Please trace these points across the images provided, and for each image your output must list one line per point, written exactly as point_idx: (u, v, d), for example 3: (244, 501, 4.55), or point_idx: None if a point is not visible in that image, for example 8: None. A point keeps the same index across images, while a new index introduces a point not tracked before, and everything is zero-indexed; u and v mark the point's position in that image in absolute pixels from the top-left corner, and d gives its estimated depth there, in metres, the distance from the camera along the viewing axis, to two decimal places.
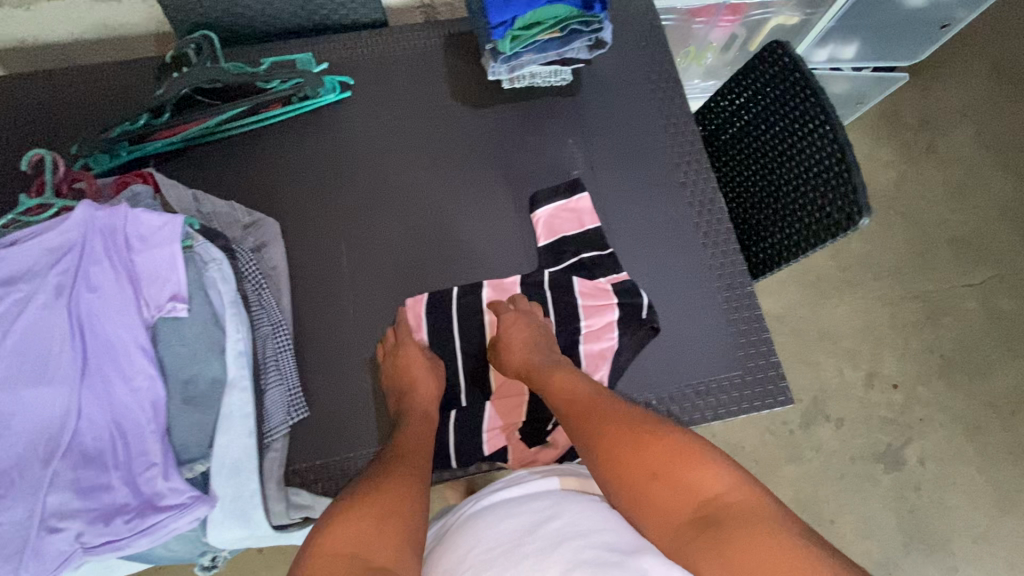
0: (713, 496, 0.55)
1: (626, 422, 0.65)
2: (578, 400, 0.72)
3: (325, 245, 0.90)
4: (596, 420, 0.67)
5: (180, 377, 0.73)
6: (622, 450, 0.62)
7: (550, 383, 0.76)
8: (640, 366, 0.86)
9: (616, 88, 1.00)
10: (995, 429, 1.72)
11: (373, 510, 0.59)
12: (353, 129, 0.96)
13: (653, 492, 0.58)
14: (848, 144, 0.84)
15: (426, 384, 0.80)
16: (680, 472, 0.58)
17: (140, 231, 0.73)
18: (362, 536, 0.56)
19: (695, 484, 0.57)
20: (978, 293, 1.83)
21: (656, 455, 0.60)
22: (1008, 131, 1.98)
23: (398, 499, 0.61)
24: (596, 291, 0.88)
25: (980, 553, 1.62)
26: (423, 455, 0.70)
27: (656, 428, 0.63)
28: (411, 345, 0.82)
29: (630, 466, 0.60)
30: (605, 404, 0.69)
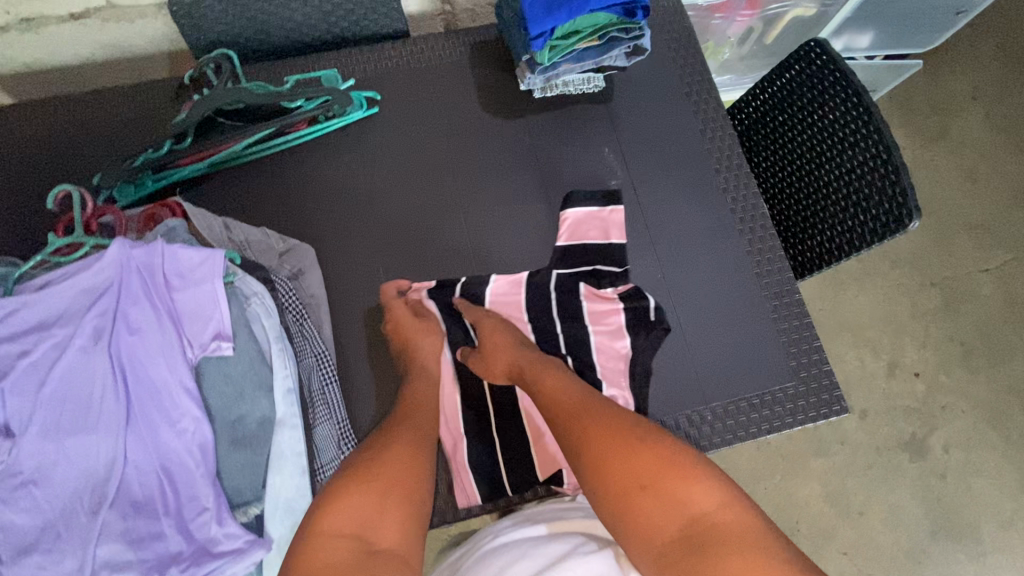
0: (701, 515, 0.56)
1: (616, 428, 0.64)
2: (567, 400, 0.71)
3: (361, 268, 0.87)
4: (585, 423, 0.66)
5: (229, 418, 0.70)
6: (613, 459, 0.62)
7: (541, 380, 0.75)
8: (693, 381, 0.85)
9: (649, 92, 0.97)
10: (1016, 414, 1.73)
11: (374, 491, 0.60)
12: (382, 145, 0.93)
13: (643, 507, 0.58)
14: (895, 146, 0.82)
15: (422, 347, 0.81)
16: (671, 486, 0.58)
17: (179, 268, 0.70)
18: (362, 516, 0.57)
19: (686, 501, 0.57)
20: (995, 278, 1.83)
21: (646, 467, 0.60)
22: (1018, 113, 1.98)
23: (398, 475, 0.62)
24: (600, 298, 0.87)
25: (1007, 537, 1.63)
26: (424, 426, 0.71)
27: (648, 437, 0.63)
28: (399, 306, 0.82)
29: (619, 479, 0.60)
30: (595, 406, 0.68)
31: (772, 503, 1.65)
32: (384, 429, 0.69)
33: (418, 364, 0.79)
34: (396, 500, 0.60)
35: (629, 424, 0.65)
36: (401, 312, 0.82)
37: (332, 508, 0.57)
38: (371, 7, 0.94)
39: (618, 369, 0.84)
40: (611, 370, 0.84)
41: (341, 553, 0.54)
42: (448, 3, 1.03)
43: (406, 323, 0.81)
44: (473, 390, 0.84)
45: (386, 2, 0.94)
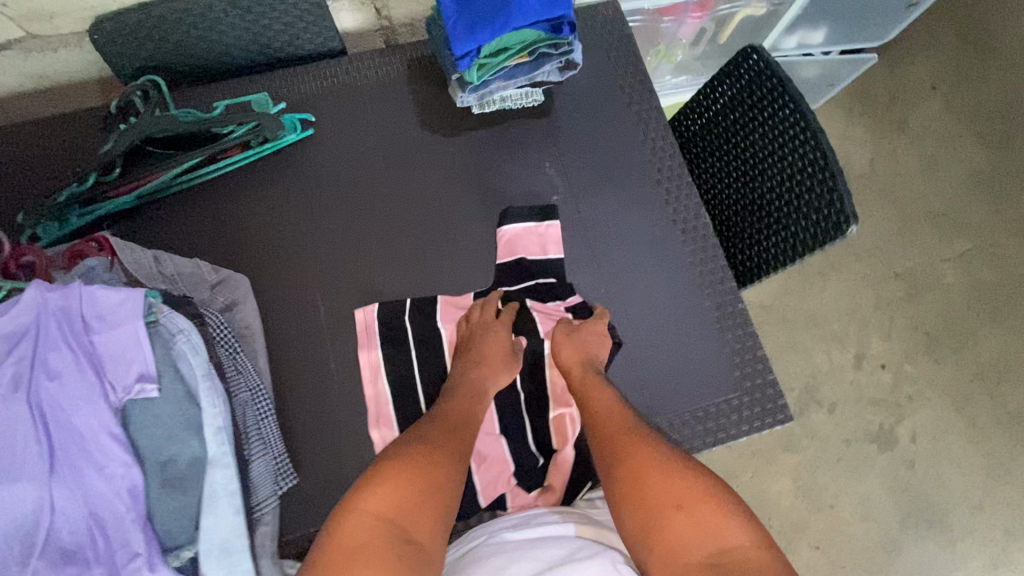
0: (730, 547, 0.57)
1: (657, 451, 0.67)
2: (610, 418, 0.74)
3: (298, 296, 0.85)
4: (628, 440, 0.70)
5: (158, 459, 0.69)
6: (650, 477, 0.64)
7: (589, 394, 0.77)
8: (637, 397, 0.84)
9: (589, 104, 0.97)
10: (982, 400, 1.75)
11: (418, 482, 0.62)
12: (317, 168, 0.91)
13: (673, 526, 0.60)
14: (830, 151, 0.82)
15: (500, 360, 0.81)
16: (705, 511, 0.60)
17: (98, 309, 0.68)
18: (403, 505, 0.60)
19: (718, 529, 0.59)
20: (958, 266, 1.85)
21: (680, 489, 0.62)
22: (977, 100, 1.99)
23: (441, 477, 0.64)
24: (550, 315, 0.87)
25: (976, 522, 1.65)
26: (469, 432, 0.73)
27: (688, 465, 0.65)
28: (499, 329, 0.83)
29: (654, 496, 0.63)
30: (638, 429, 0.71)
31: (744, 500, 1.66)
32: (435, 427, 0.71)
33: (486, 375, 0.79)
34: (435, 498, 0.62)
35: (670, 451, 0.68)
36: (497, 328, 0.82)
37: (373, 490, 0.60)
38: (302, 26, 0.92)
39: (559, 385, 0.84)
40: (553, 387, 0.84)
41: (382, 535, 0.57)
42: (385, 18, 1.01)
43: (494, 339, 0.81)
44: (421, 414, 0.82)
45: (317, 21, 0.92)
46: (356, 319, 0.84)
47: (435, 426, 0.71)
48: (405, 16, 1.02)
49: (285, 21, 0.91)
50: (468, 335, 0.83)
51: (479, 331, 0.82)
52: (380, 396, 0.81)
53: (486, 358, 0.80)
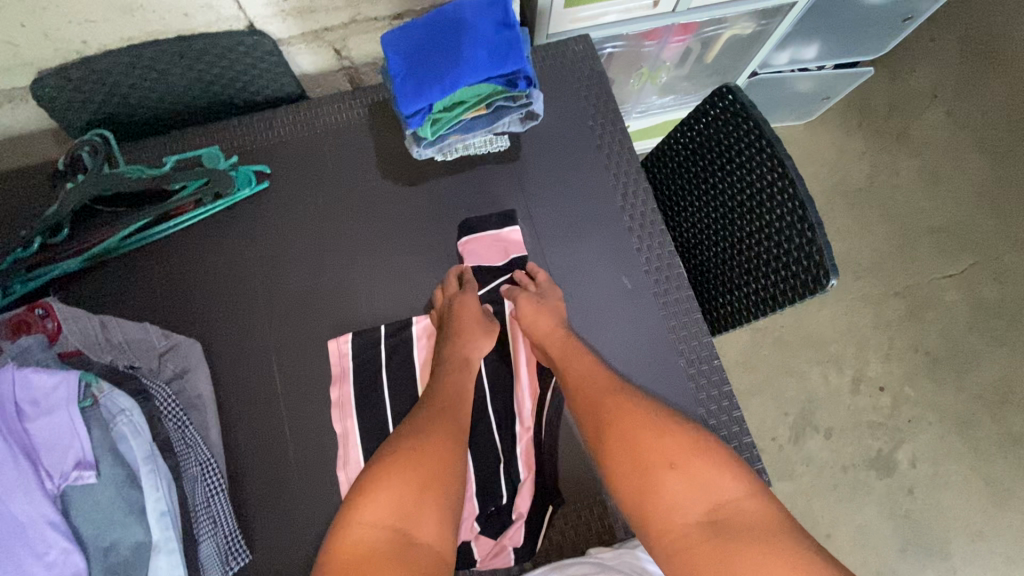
0: (724, 500, 0.63)
1: (644, 413, 0.70)
2: (593, 385, 0.74)
3: (253, 360, 0.82)
4: (614, 405, 0.71)
5: (99, 546, 0.63)
6: (642, 441, 0.67)
7: (568, 358, 0.77)
8: None
9: (559, 147, 0.93)
10: (985, 422, 1.70)
11: (415, 479, 0.64)
12: (273, 223, 0.87)
13: (670, 485, 0.64)
14: (808, 202, 0.79)
15: (476, 328, 0.79)
16: (697, 469, 0.64)
17: (32, 394, 0.65)
18: (403, 505, 0.62)
19: (712, 484, 0.64)
20: (960, 283, 1.79)
21: (673, 448, 0.66)
22: (980, 109, 1.93)
23: (439, 468, 0.65)
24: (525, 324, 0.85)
25: (977, 551, 1.61)
26: (462, 409, 0.73)
27: (675, 425, 0.68)
28: (468, 296, 0.81)
29: (647, 458, 0.66)
30: (622, 391, 0.73)
31: None
32: (426, 412, 0.71)
33: (466, 346, 0.78)
34: (435, 491, 0.64)
35: (655, 412, 0.70)
36: (467, 300, 0.80)
37: (373, 495, 0.62)
38: (256, 72, 0.88)
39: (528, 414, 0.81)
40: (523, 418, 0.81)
41: (388, 541, 0.59)
42: (346, 58, 0.97)
43: (468, 312, 0.79)
44: None
45: (271, 68, 0.88)
46: (329, 350, 0.82)
47: (426, 411, 0.72)
48: (367, 56, 0.98)
49: (238, 69, 0.87)
50: (440, 313, 0.81)
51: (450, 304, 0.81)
52: (349, 433, 0.78)
53: (463, 330, 0.79)
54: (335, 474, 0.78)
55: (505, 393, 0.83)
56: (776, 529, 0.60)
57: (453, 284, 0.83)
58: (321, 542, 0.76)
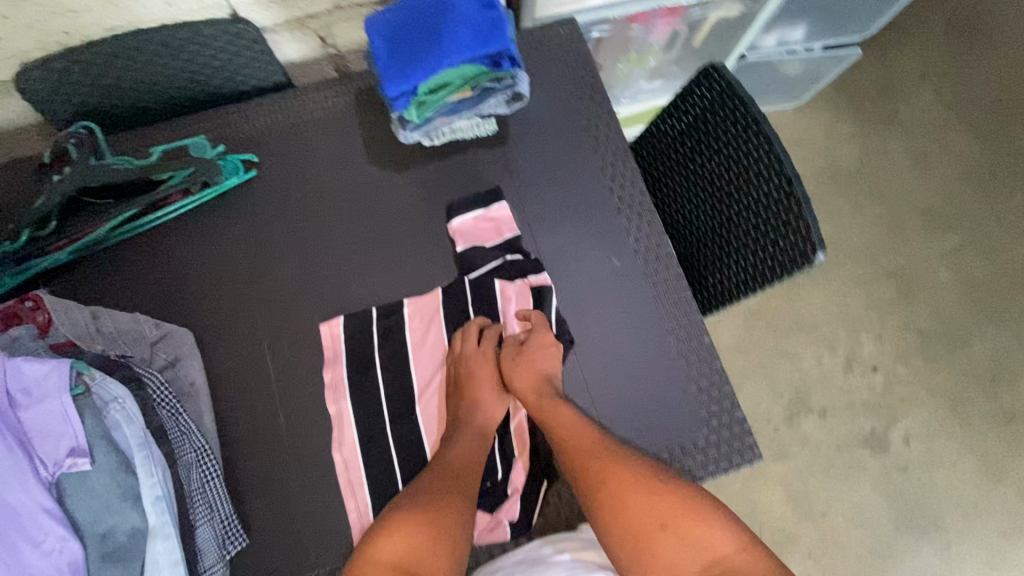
0: (721, 555, 0.62)
1: (632, 473, 0.68)
2: (583, 444, 0.72)
3: (244, 347, 0.82)
4: (603, 467, 0.69)
5: (98, 532, 0.65)
6: (631, 502, 0.66)
7: (555, 418, 0.75)
8: (606, 410, 0.82)
9: (546, 129, 0.93)
10: (977, 399, 1.72)
11: (423, 538, 0.64)
12: (262, 210, 0.87)
13: (665, 548, 0.63)
14: (795, 178, 0.80)
15: (494, 396, 0.79)
16: (691, 527, 0.64)
17: (23, 383, 0.65)
18: (413, 553, 0.62)
19: (705, 542, 0.63)
20: (949, 262, 1.81)
21: (664, 507, 0.65)
22: (968, 89, 1.94)
23: (449, 524, 0.65)
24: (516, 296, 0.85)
25: (971, 525, 1.63)
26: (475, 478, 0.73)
27: (661, 481, 0.68)
28: (487, 360, 0.80)
29: (638, 521, 0.65)
30: (611, 450, 0.71)
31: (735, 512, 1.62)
32: (439, 475, 0.71)
33: (483, 415, 0.78)
34: (444, 544, 0.64)
35: (643, 468, 0.69)
36: (483, 362, 0.80)
37: (381, 548, 0.62)
38: (241, 61, 0.88)
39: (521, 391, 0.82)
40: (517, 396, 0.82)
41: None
42: (331, 46, 0.97)
43: (483, 374, 0.79)
44: (378, 468, 0.78)
45: (256, 56, 0.88)
46: (321, 333, 0.82)
47: (440, 473, 0.71)
48: (352, 43, 0.98)
49: (223, 58, 0.87)
50: (458, 369, 0.80)
51: (469, 364, 0.80)
52: (344, 414, 0.79)
53: (480, 396, 0.78)
54: (332, 457, 0.78)
55: None
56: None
57: (475, 339, 0.82)
58: (317, 526, 0.76)
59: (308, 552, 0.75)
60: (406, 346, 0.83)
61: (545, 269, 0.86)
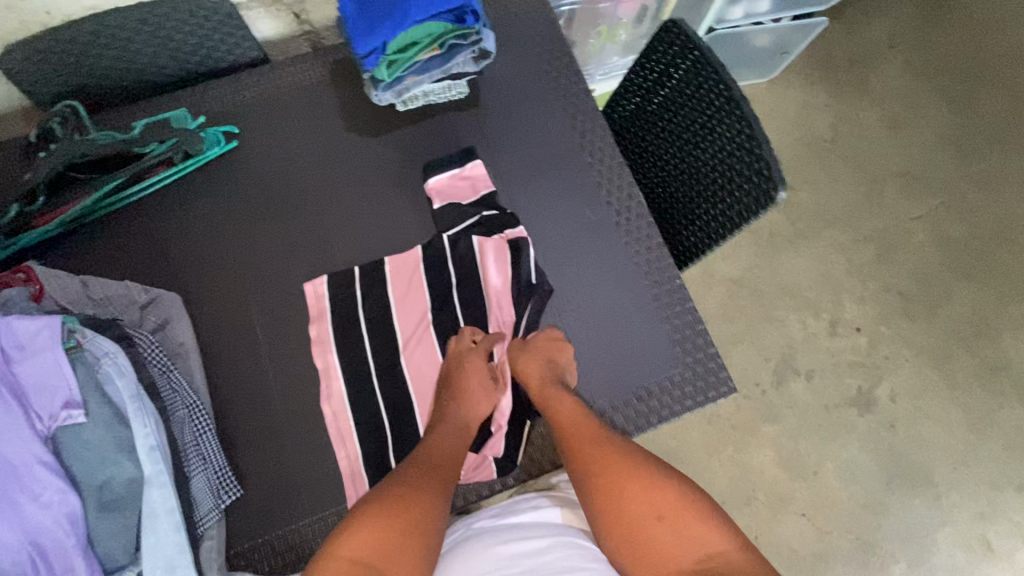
0: (713, 551, 0.62)
1: (632, 461, 0.69)
2: (583, 433, 0.73)
3: (230, 308, 0.84)
4: (601, 454, 0.70)
5: (95, 483, 0.68)
6: (631, 495, 0.66)
7: (557, 407, 0.77)
8: (585, 355, 0.85)
9: (516, 91, 0.96)
10: (960, 355, 1.75)
11: (398, 521, 0.62)
12: (243, 179, 0.90)
13: (656, 535, 0.63)
14: (755, 120, 0.83)
15: (479, 396, 0.79)
16: (686, 521, 0.63)
17: (17, 340, 0.67)
18: (381, 549, 0.59)
19: (701, 538, 0.62)
20: (927, 224, 1.84)
21: (660, 498, 0.65)
22: (936, 56, 1.99)
23: (423, 517, 0.63)
24: (494, 248, 0.86)
25: (959, 478, 1.66)
26: (452, 472, 0.72)
27: (663, 474, 0.67)
28: (477, 359, 0.80)
29: (636, 510, 0.65)
30: (611, 439, 0.72)
31: (728, 476, 1.64)
32: (416, 466, 0.70)
33: (466, 415, 0.78)
34: (416, 540, 0.61)
35: (642, 461, 0.69)
36: (477, 362, 0.80)
37: (354, 531, 0.60)
38: (218, 38, 0.91)
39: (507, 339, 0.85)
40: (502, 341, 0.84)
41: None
42: (306, 23, 1.00)
43: (473, 375, 0.79)
44: (366, 416, 0.81)
45: (233, 32, 0.91)
46: (305, 292, 0.84)
47: (417, 464, 0.71)
48: (326, 19, 1.01)
49: (200, 35, 0.90)
50: (447, 368, 0.81)
51: (459, 362, 0.80)
52: (331, 367, 0.82)
53: (467, 397, 0.79)
54: (321, 409, 0.81)
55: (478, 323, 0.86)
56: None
57: (468, 342, 0.82)
58: (308, 473, 0.79)
59: (301, 499, 0.78)
60: (387, 301, 0.85)
61: (520, 222, 0.89)
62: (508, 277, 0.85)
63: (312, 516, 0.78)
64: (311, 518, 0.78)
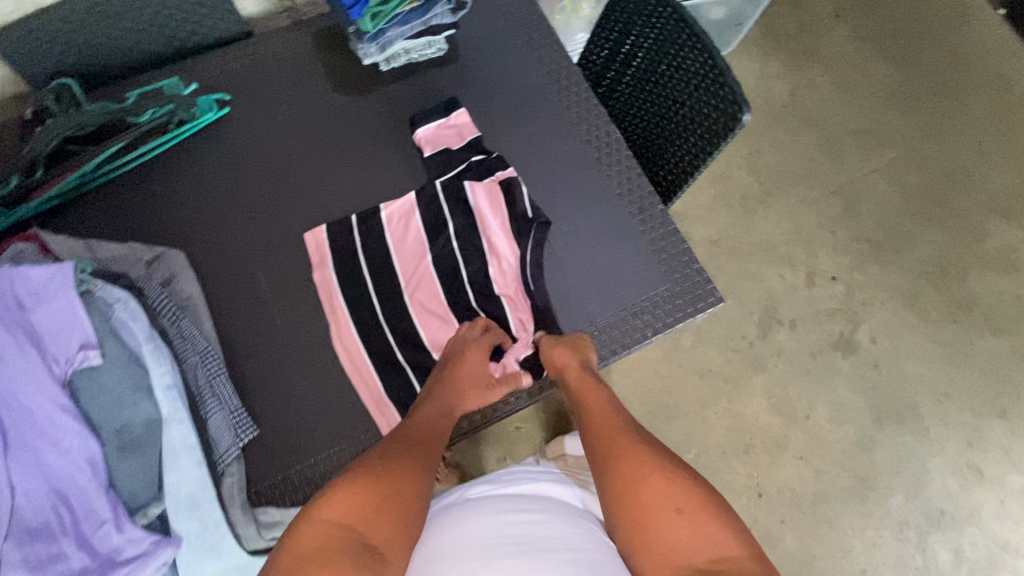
0: (723, 555, 0.61)
1: (659, 454, 0.69)
2: (605, 421, 0.75)
3: (236, 263, 0.87)
4: (626, 439, 0.72)
5: (113, 427, 0.69)
6: (649, 481, 0.67)
7: (580, 395, 0.79)
8: (578, 281, 0.89)
9: (493, 47, 1.02)
10: (931, 294, 1.84)
11: (377, 490, 0.64)
12: (239, 142, 0.93)
13: (669, 528, 0.64)
14: (716, 50, 0.90)
15: (472, 389, 0.80)
16: (701, 519, 0.63)
17: (29, 287, 0.68)
18: (362, 512, 0.61)
19: (715, 539, 0.62)
20: (887, 175, 1.95)
21: (677, 492, 0.65)
22: (879, 21, 2.12)
23: (404, 489, 0.65)
24: (488, 189, 0.91)
25: (944, 409, 1.72)
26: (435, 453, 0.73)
27: (683, 472, 0.68)
28: (475, 351, 0.81)
29: (652, 500, 0.66)
30: (636, 431, 0.73)
31: (725, 426, 1.69)
32: (404, 443, 0.71)
33: (457, 402, 0.79)
34: (393, 509, 0.63)
35: (662, 454, 0.69)
36: (476, 354, 0.81)
37: (337, 497, 0.62)
38: (203, 13, 0.96)
39: (513, 284, 0.89)
40: (506, 286, 0.89)
41: (335, 542, 0.58)
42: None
43: (472, 365, 0.80)
44: (377, 352, 0.84)
45: (218, 5, 0.96)
46: (307, 243, 0.88)
47: (405, 441, 0.72)
48: None
49: (187, 10, 0.94)
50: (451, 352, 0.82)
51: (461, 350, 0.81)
52: (337, 309, 0.85)
53: (462, 382, 0.79)
54: (335, 349, 0.84)
55: (479, 260, 0.89)
56: None
57: (475, 330, 0.84)
58: (324, 411, 0.82)
59: (319, 436, 0.80)
60: (386, 245, 0.89)
61: (508, 163, 0.93)
62: (507, 221, 0.89)
63: (330, 450, 0.80)
64: (330, 451, 0.80)
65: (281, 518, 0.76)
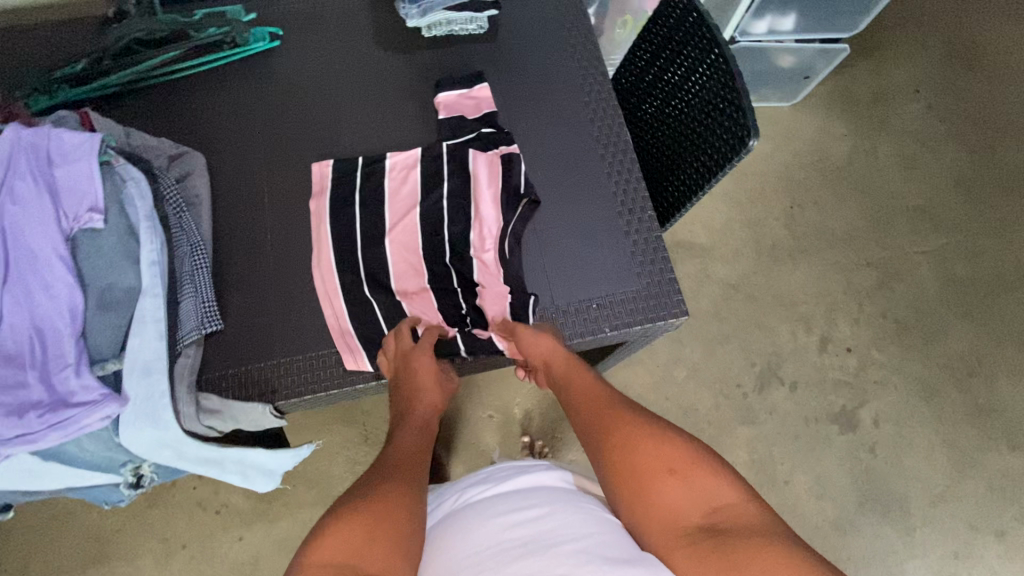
0: (722, 504, 0.64)
1: (642, 423, 0.73)
2: (596, 402, 0.78)
3: (247, 177, 0.95)
4: (615, 417, 0.75)
5: (98, 286, 0.76)
6: (641, 448, 0.70)
7: (569, 374, 0.83)
8: (551, 266, 0.92)
9: (532, 36, 1.06)
10: (951, 391, 1.73)
11: (363, 522, 0.61)
12: (281, 73, 1.02)
13: (670, 490, 0.66)
14: (737, 73, 0.90)
15: (431, 394, 0.82)
16: (696, 475, 0.66)
17: (61, 147, 0.78)
18: (354, 544, 0.59)
19: (710, 492, 0.65)
20: (932, 259, 1.86)
21: (669, 453, 0.69)
22: (961, 104, 2.03)
23: (390, 507, 0.63)
24: (489, 159, 0.95)
25: (937, 513, 1.61)
26: (417, 463, 0.72)
27: (670, 433, 0.71)
28: (421, 355, 0.82)
29: (647, 466, 0.68)
30: (623, 405, 0.76)
31: None
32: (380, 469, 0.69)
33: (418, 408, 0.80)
34: (385, 532, 0.61)
35: (652, 423, 0.72)
36: (423, 359, 0.82)
37: (324, 540, 0.59)
38: None
39: (490, 250, 0.92)
40: (483, 252, 0.92)
41: None
42: None
43: (423, 368, 0.81)
44: (348, 284, 0.89)
45: None
46: (312, 171, 0.95)
47: (381, 467, 0.70)
48: None
49: None
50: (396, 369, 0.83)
51: (407, 360, 0.82)
52: (321, 236, 0.91)
53: (420, 391, 0.81)
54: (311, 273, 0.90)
55: (464, 223, 0.92)
56: (771, 533, 0.61)
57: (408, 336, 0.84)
58: (287, 325, 0.88)
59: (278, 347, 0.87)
60: (383, 190, 0.94)
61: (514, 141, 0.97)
62: (499, 192, 0.93)
63: (282, 359, 0.86)
64: (284, 360, 0.86)
65: (219, 408, 0.82)
